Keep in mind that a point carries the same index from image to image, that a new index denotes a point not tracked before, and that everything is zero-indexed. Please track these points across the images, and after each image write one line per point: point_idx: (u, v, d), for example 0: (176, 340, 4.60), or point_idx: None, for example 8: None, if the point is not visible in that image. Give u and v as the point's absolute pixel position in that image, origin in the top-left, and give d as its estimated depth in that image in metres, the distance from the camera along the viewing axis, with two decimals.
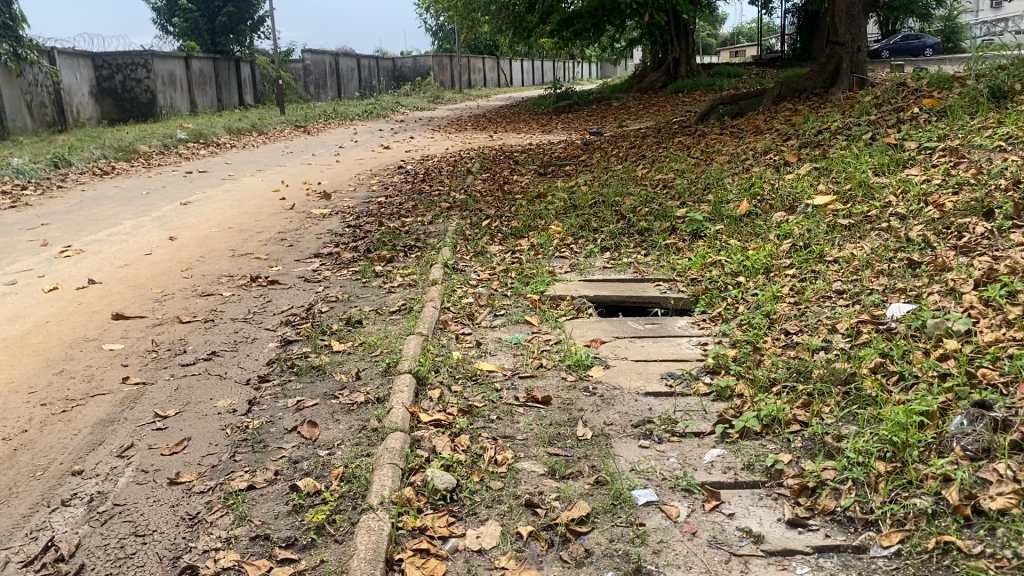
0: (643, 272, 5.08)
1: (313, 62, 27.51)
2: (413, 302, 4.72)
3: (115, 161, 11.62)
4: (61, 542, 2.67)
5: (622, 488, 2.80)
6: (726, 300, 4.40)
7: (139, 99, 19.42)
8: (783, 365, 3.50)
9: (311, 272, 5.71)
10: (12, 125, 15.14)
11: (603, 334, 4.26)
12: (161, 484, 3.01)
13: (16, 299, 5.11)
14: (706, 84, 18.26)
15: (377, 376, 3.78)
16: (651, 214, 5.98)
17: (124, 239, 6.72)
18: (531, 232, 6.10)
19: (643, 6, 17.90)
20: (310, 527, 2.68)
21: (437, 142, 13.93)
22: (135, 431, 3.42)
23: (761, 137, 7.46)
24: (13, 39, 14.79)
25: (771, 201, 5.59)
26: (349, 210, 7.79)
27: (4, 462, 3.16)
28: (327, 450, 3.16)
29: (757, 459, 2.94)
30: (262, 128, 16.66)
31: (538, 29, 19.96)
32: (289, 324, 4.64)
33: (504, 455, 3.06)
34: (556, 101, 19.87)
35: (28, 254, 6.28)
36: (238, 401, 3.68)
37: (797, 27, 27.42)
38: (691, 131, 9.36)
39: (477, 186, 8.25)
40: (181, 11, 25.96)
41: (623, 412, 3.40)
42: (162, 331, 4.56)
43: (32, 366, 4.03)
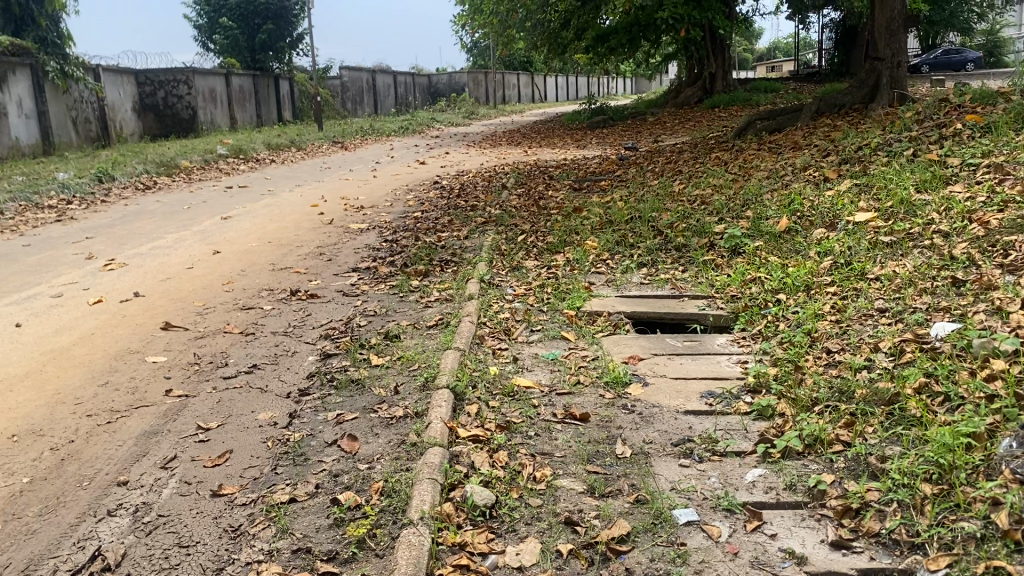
0: (680, 288, 5.07)
1: (351, 78, 27.87)
2: (450, 316, 4.75)
3: (157, 176, 11.83)
4: (108, 551, 2.71)
5: (663, 507, 2.78)
6: (767, 318, 4.37)
7: (180, 115, 19.80)
8: (824, 384, 3.47)
9: (349, 286, 5.76)
10: (57, 141, 15.47)
11: (641, 351, 4.25)
12: (204, 496, 3.05)
13: (62, 312, 5.21)
14: (743, 100, 18.20)
15: (415, 391, 3.80)
16: (688, 230, 5.96)
17: (166, 252, 6.84)
18: (568, 248, 6.10)
19: (679, 21, 17.88)
20: (352, 541, 2.69)
21: (472, 158, 14.01)
22: (179, 443, 3.47)
23: (799, 153, 7.42)
24: (59, 57, 15.24)
25: (811, 217, 5.54)
26: (385, 225, 7.85)
27: (52, 472, 3.22)
28: (367, 464, 3.18)
29: (799, 480, 2.90)
30: (300, 143, 16.88)
31: (573, 45, 20.06)
32: (329, 338, 4.69)
33: (542, 471, 3.06)
34: (591, 116, 19.92)
35: (73, 267, 6.41)
36: (279, 414, 3.72)
37: (835, 41, 27.23)
38: (728, 146, 9.34)
39: (513, 201, 8.29)
40: (221, 28, 26.54)
41: (663, 430, 3.38)
42: (204, 344, 4.63)
43: (78, 378, 4.11)
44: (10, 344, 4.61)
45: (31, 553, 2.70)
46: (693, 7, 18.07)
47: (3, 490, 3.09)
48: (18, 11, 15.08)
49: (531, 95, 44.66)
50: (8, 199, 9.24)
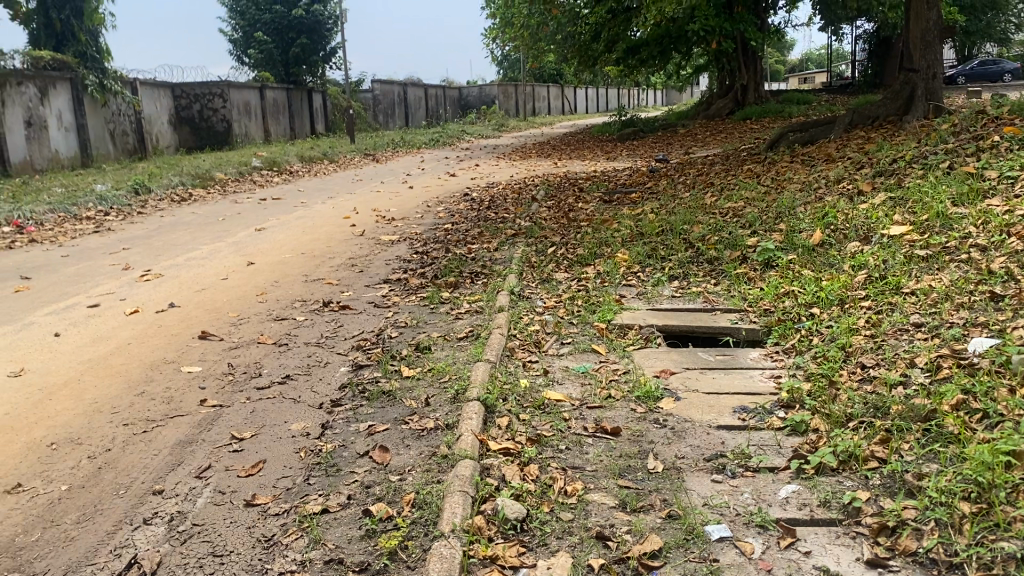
0: (712, 302, 5.04)
1: (383, 91, 28.16)
2: (481, 328, 4.76)
3: (192, 188, 11.99)
4: (144, 559, 2.75)
5: (695, 523, 2.76)
6: (800, 332, 4.33)
7: (215, 128, 20.10)
8: (859, 400, 3.43)
9: (381, 297, 5.80)
10: (95, 153, 15.73)
11: (672, 365, 4.23)
12: (238, 505, 3.08)
13: (99, 322, 5.30)
14: (775, 111, 18.11)
15: (446, 403, 3.81)
16: (721, 243, 5.92)
17: (202, 263, 6.93)
18: (598, 260, 6.10)
19: (710, 33, 17.85)
20: (383, 553, 2.70)
21: (502, 170, 14.04)
22: (213, 452, 3.51)
23: (833, 165, 7.36)
24: (99, 71, 15.59)
25: (845, 230, 5.48)
26: (416, 237, 7.90)
27: (89, 480, 3.27)
28: (398, 476, 3.19)
29: (834, 496, 2.87)
30: (332, 156, 17.04)
31: (603, 57, 20.09)
32: (361, 349, 4.72)
33: (574, 485, 3.05)
34: (622, 128, 19.91)
35: (110, 277, 6.51)
36: (312, 425, 3.75)
37: (868, 53, 27.04)
38: (761, 158, 9.28)
39: (543, 213, 8.30)
40: (256, 42, 26.95)
41: (695, 445, 3.36)
42: (238, 355, 4.68)
43: (114, 388, 4.17)
44: (49, 354, 4.69)
45: (70, 559, 2.75)
46: (725, 18, 18.04)
47: (43, 497, 3.15)
48: (58, 26, 15.55)
49: (561, 107, 44.71)
50: (48, 210, 9.44)
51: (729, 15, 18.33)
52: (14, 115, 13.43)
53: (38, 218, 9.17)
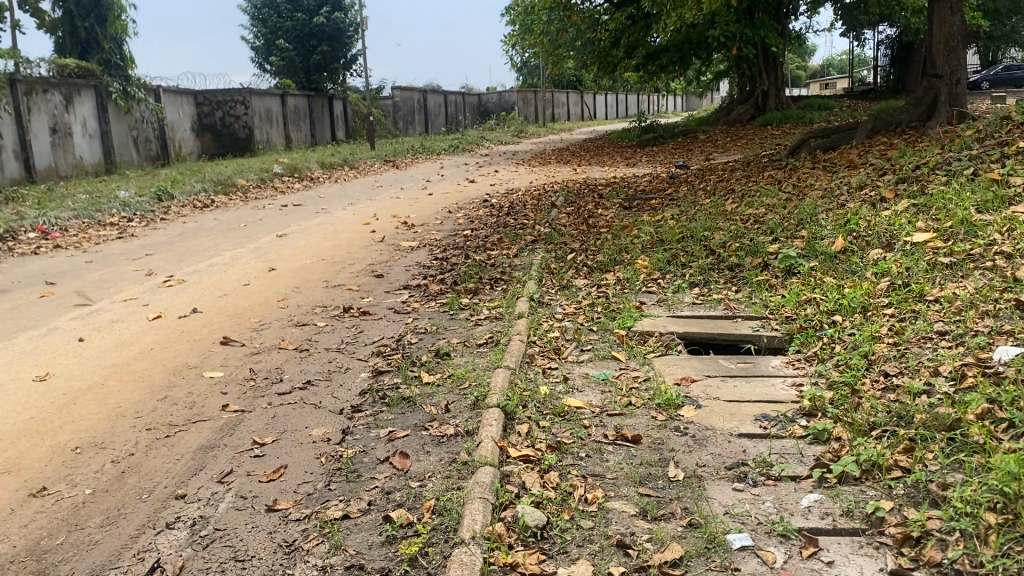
0: (733, 309, 5.02)
1: (403, 98, 28.31)
2: (500, 335, 4.77)
3: (214, 194, 12.09)
4: (166, 563, 2.77)
5: (716, 532, 2.75)
6: (822, 340, 4.30)
7: (237, 135, 20.30)
8: (882, 409, 3.40)
9: (400, 303, 5.83)
10: (119, 160, 15.90)
11: (693, 373, 4.21)
12: (260, 510, 3.09)
13: (123, 327, 5.35)
14: (796, 117, 18.01)
15: (466, 409, 3.81)
16: (742, 249, 5.90)
17: (224, 269, 6.99)
18: (618, 266, 6.09)
19: (731, 39, 17.80)
20: (404, 559, 2.70)
21: (521, 176, 14.05)
22: (235, 457, 3.53)
23: (855, 171, 7.31)
24: (122, 79, 15.80)
25: (867, 238, 5.45)
26: (436, 243, 7.93)
27: (113, 484, 3.30)
28: (418, 482, 3.20)
29: (857, 506, 2.85)
30: (353, 163, 17.12)
31: (623, 64, 20.09)
32: (381, 355, 4.74)
33: (594, 493, 3.04)
34: (641, 134, 19.87)
35: (133, 283, 6.58)
36: (332, 431, 3.77)
37: (890, 58, 26.84)
38: (782, 164, 9.23)
39: (562, 219, 8.30)
40: (277, 49, 27.17)
41: (716, 453, 3.35)
42: (260, 360, 4.71)
43: (137, 392, 4.21)
44: (73, 358, 4.74)
45: (94, 562, 2.77)
46: (745, 24, 17.97)
47: (67, 500, 3.18)
48: (83, 35, 15.83)
49: (580, 113, 44.70)
50: (72, 216, 9.56)
51: (750, 21, 18.25)
52: (40, 122, 13.60)
53: (62, 225, 9.29)
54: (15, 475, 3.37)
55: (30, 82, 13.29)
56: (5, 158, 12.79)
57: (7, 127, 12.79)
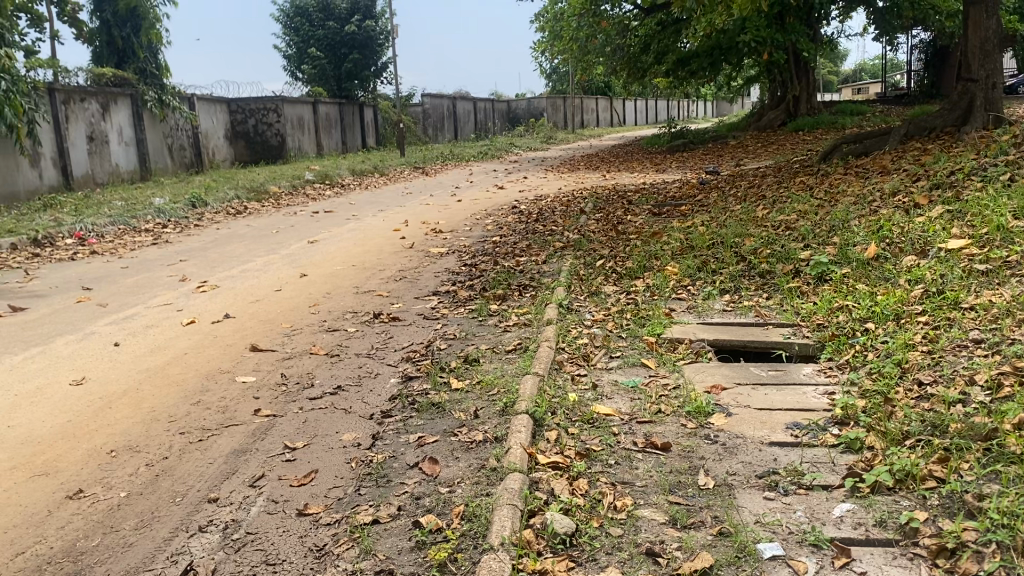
0: (765, 316, 4.98)
1: (433, 105, 28.50)
2: (529, 341, 4.77)
3: (247, 201, 12.22)
4: (199, 566, 2.80)
5: (747, 541, 2.73)
6: (855, 347, 4.25)
7: (269, 142, 20.53)
8: (916, 418, 3.36)
9: (430, 309, 5.86)
10: (153, 167, 16.14)
11: (724, 380, 4.18)
12: (291, 515, 3.12)
13: (157, 332, 5.42)
14: (828, 123, 17.83)
15: (495, 415, 3.82)
16: (773, 256, 5.85)
17: (256, 275, 7.07)
18: (647, 273, 6.07)
19: (762, 45, 17.66)
20: (432, 565, 2.71)
21: (550, 182, 14.04)
22: (266, 461, 3.57)
23: (889, 177, 7.22)
24: (157, 87, 16.05)
25: (901, 244, 5.38)
26: (465, 250, 7.95)
27: (148, 487, 3.35)
28: (447, 488, 3.21)
29: (890, 516, 2.81)
30: (383, 170, 17.23)
31: (653, 69, 20.03)
32: (410, 360, 4.76)
33: (623, 501, 3.03)
34: (670, 140, 19.80)
35: (168, 288, 6.68)
36: (362, 435, 3.80)
37: (924, 62, 26.46)
38: (813, 170, 9.15)
39: (591, 225, 8.29)
40: (309, 58, 27.60)
41: (747, 461, 3.32)
42: (291, 365, 4.76)
43: (172, 396, 4.27)
44: (108, 363, 4.82)
45: (128, 565, 2.82)
46: (776, 29, 17.82)
47: (102, 503, 3.23)
48: (120, 43, 16.18)
49: (610, 119, 44.65)
50: (108, 223, 9.73)
51: (781, 26, 18.09)
52: (77, 130, 13.84)
53: (99, 231, 9.45)
54: (52, 477, 3.43)
55: (68, 91, 13.54)
56: (44, 166, 13.02)
57: (45, 135, 13.02)
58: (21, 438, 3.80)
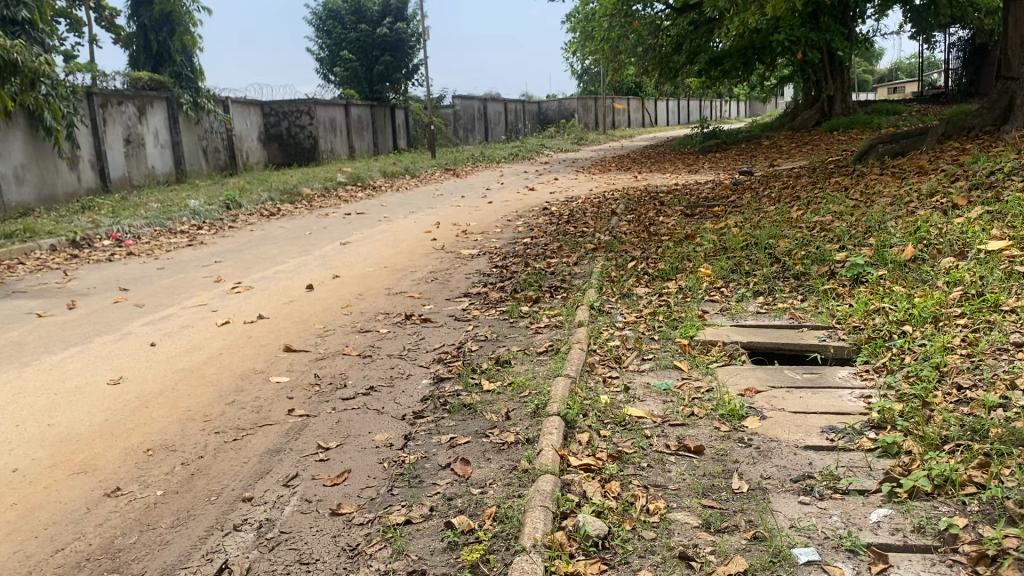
0: (799, 318, 4.93)
1: (463, 107, 28.60)
2: (560, 343, 4.76)
3: (281, 203, 12.35)
4: (234, 565, 2.83)
5: (782, 546, 2.70)
6: (891, 350, 4.18)
7: (302, 145, 20.72)
8: (956, 422, 3.30)
9: (461, 310, 5.88)
10: (189, 169, 16.37)
11: (758, 383, 4.15)
12: (324, 514, 3.15)
13: (193, 332, 5.50)
14: (863, 123, 17.61)
15: (527, 417, 3.82)
16: (808, 257, 5.80)
17: (291, 276, 7.14)
18: (679, 275, 6.03)
19: (795, 44, 17.49)
20: (464, 566, 2.72)
21: (582, 183, 14.03)
22: (300, 461, 3.60)
23: (926, 177, 7.13)
24: (193, 91, 16.28)
25: (939, 245, 5.31)
26: (496, 251, 7.97)
27: (184, 486, 3.39)
28: (479, 489, 3.22)
29: (929, 522, 2.77)
30: (414, 171, 17.30)
31: (685, 68, 19.94)
32: (442, 361, 4.79)
33: (656, 504, 3.01)
34: (702, 141, 19.68)
35: (204, 289, 6.76)
36: (395, 436, 3.82)
37: (961, 60, 26.03)
38: (849, 170, 9.05)
39: (622, 227, 8.27)
40: (341, 61, 27.92)
41: (781, 465, 3.29)
42: (325, 366, 4.79)
43: (207, 396, 4.32)
44: (146, 363, 4.89)
45: (164, 563, 2.85)
46: (811, 28, 17.63)
47: (140, 501, 3.28)
48: (155, 47, 16.64)
49: (641, 120, 44.52)
50: (145, 224, 9.88)
51: (815, 25, 17.89)
52: (115, 133, 14.05)
53: (136, 232, 9.62)
54: (91, 475, 3.48)
55: (106, 95, 13.75)
56: (82, 168, 13.23)
57: (84, 138, 13.23)
58: (61, 436, 3.87)
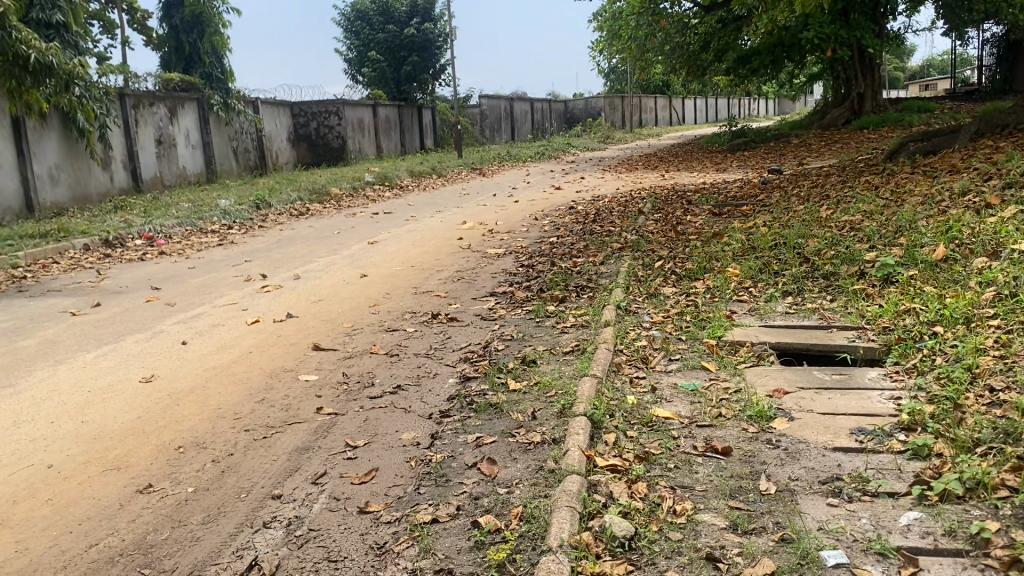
0: (829, 318, 4.89)
1: (490, 106, 28.64)
2: (587, 343, 4.75)
3: (310, 203, 12.45)
4: (263, 561, 2.87)
5: (809, 548, 2.68)
6: (922, 351, 4.14)
7: (331, 146, 20.79)
8: (988, 425, 3.26)
9: (487, 309, 5.90)
10: (219, 168, 16.56)
11: (787, 384, 4.12)
12: (352, 512, 3.17)
13: (224, 331, 5.56)
14: (894, 121, 17.39)
15: (553, 417, 3.83)
16: (837, 257, 5.74)
17: (319, 275, 7.20)
18: (707, 275, 6.00)
19: (825, 41, 17.29)
20: (491, 565, 2.73)
21: (608, 182, 14.01)
22: (328, 459, 3.63)
23: (958, 176, 7.05)
24: (222, 91, 16.46)
25: (971, 246, 5.25)
26: (522, 250, 7.98)
27: (214, 483, 3.44)
28: (505, 488, 3.23)
29: (960, 526, 2.74)
30: (441, 171, 17.34)
31: (713, 66, 19.83)
32: (468, 361, 4.80)
33: (683, 505, 3.01)
34: (731, 139, 19.55)
35: (233, 288, 6.82)
36: (421, 435, 3.84)
37: (995, 57, 25.61)
38: (879, 169, 8.94)
39: (649, 226, 8.24)
40: (369, 61, 27.99)
41: (810, 467, 3.27)
42: (352, 365, 4.83)
43: (238, 395, 4.37)
44: (177, 361, 4.95)
45: (195, 559, 2.89)
46: (841, 25, 17.40)
47: (172, 497, 3.33)
48: (186, 49, 16.89)
49: (668, 118, 44.36)
50: (176, 224, 10.00)
51: (845, 22, 17.69)
52: (146, 133, 14.23)
53: (167, 231, 9.73)
54: (124, 472, 3.54)
55: (138, 96, 13.92)
56: (114, 168, 13.42)
57: (116, 139, 13.42)
58: (94, 433, 3.93)
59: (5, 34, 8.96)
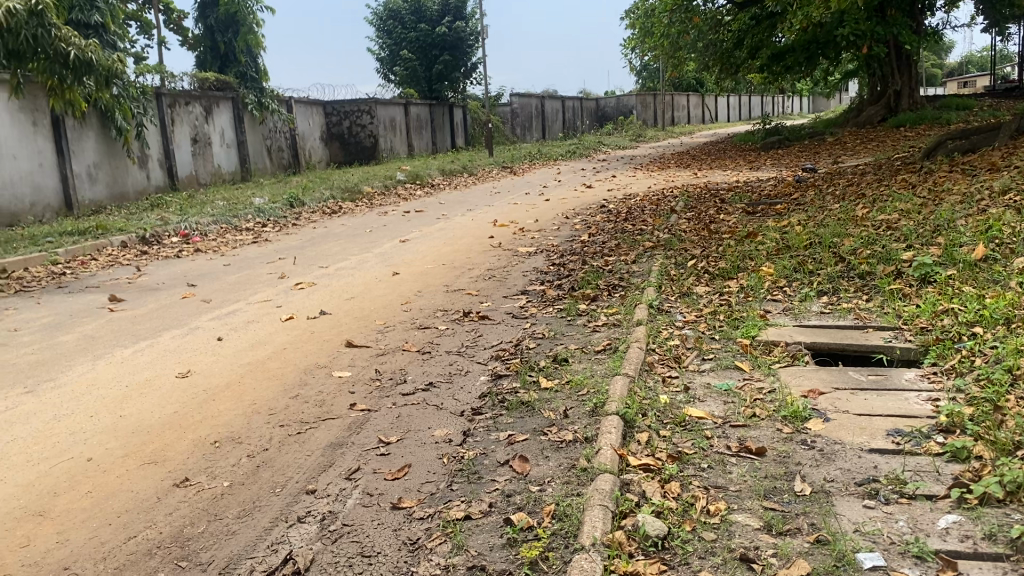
0: (865, 318, 4.84)
1: (521, 105, 28.61)
2: (618, 342, 4.75)
3: (342, 201, 12.54)
4: (298, 555, 2.89)
5: (845, 550, 2.66)
6: (961, 352, 4.07)
7: (363, 144, 20.99)
8: None
9: (519, 307, 5.91)
10: (253, 167, 16.72)
11: (822, 385, 4.08)
12: (385, 508, 3.19)
13: (258, 327, 5.63)
14: (931, 119, 17.12)
15: (585, 415, 3.82)
16: (873, 257, 5.67)
17: (352, 273, 7.25)
18: (741, 274, 5.94)
19: (861, 38, 17.03)
20: (524, 562, 2.74)
21: (640, 181, 13.93)
22: (362, 455, 3.66)
23: (997, 175, 6.92)
24: (257, 91, 16.62)
25: (1012, 245, 5.16)
26: (553, 249, 7.97)
27: (250, 477, 3.48)
28: (538, 486, 3.23)
29: (1000, 530, 2.69)
30: (473, 170, 17.34)
31: (746, 64, 19.67)
32: (500, 359, 4.81)
33: (716, 505, 2.99)
34: (764, 138, 19.36)
35: (268, 285, 6.90)
36: (453, 432, 3.86)
37: None
38: (916, 167, 8.80)
39: (681, 225, 8.19)
40: (401, 60, 28.11)
41: (846, 468, 3.23)
42: (385, 361, 4.86)
43: (271, 391, 4.41)
44: (213, 357, 5.01)
45: (231, 552, 2.93)
46: (877, 22, 17.13)
47: (208, 491, 3.37)
48: (222, 49, 17.11)
49: (700, 116, 44.07)
50: (211, 222, 10.12)
51: (882, 19, 17.42)
52: (182, 132, 14.40)
53: (202, 229, 9.85)
54: (161, 466, 3.59)
55: (174, 95, 14.09)
56: (151, 166, 13.60)
57: (152, 138, 13.60)
58: (132, 427, 4.00)
59: (45, 33, 9.13)
